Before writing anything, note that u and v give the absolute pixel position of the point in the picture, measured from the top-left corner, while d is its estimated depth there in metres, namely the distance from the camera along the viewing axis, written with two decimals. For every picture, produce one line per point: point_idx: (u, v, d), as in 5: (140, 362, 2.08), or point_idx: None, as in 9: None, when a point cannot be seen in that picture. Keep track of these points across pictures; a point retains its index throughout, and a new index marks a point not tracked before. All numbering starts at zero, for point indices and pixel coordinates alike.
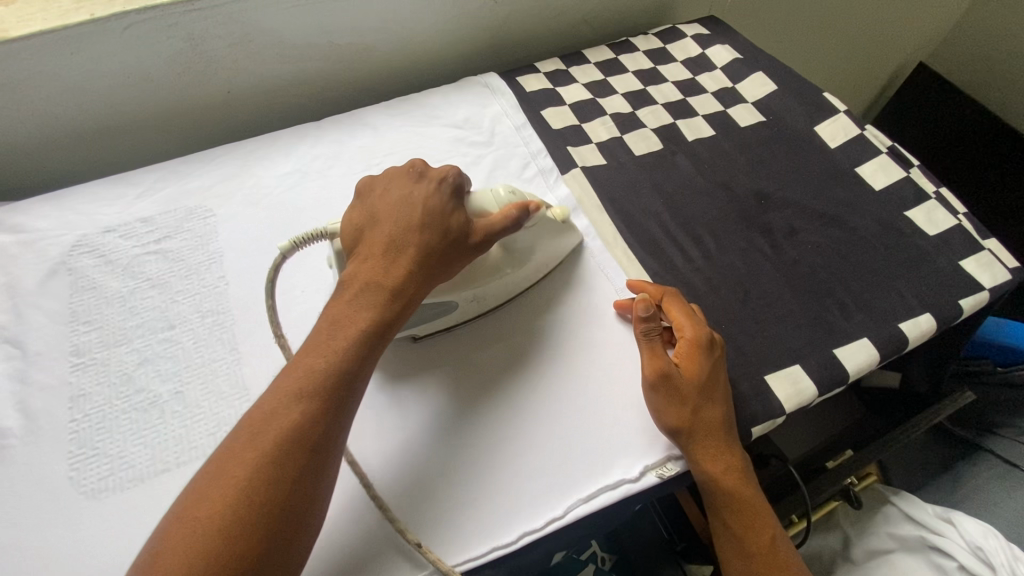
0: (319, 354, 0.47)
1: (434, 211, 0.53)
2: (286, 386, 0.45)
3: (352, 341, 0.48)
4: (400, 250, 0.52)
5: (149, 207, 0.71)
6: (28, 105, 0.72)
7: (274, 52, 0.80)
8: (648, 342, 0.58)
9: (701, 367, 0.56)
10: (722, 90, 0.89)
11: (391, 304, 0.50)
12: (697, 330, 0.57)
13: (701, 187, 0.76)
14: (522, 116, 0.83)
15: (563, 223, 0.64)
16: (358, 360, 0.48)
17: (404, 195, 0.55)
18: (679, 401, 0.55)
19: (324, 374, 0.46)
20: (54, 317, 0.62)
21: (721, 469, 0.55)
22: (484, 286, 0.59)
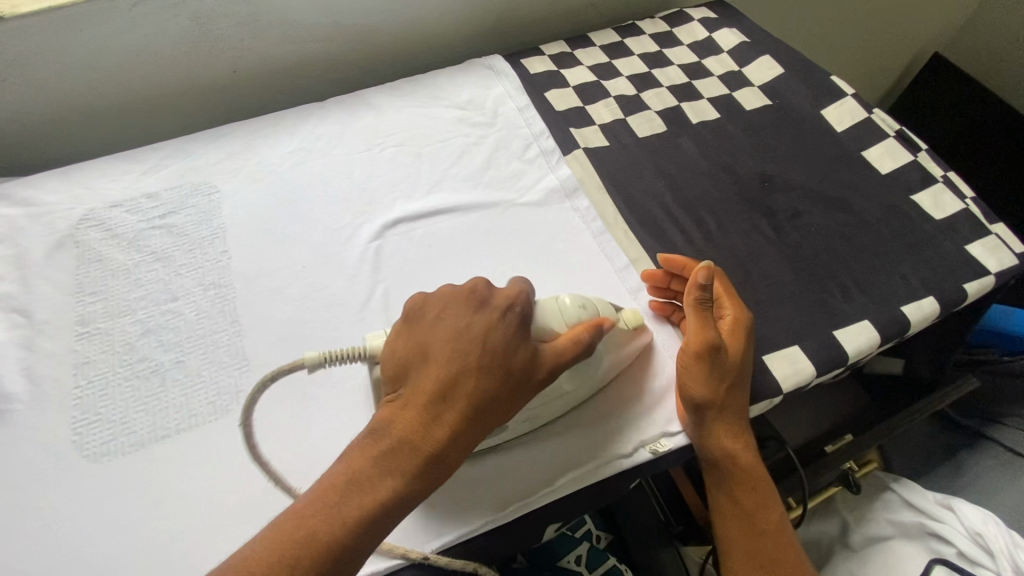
0: (324, 523, 0.40)
1: (494, 353, 0.46)
2: (281, 547, 0.39)
3: (370, 512, 0.41)
4: (445, 401, 0.44)
5: (154, 183, 0.72)
6: (37, 81, 0.73)
7: (280, 33, 0.80)
8: (699, 313, 0.56)
9: (743, 346, 0.56)
10: (728, 74, 0.88)
11: (419, 471, 0.43)
12: (740, 310, 0.58)
13: (704, 170, 0.76)
14: (526, 98, 0.83)
15: (636, 328, 0.58)
16: (367, 533, 0.41)
17: (458, 328, 0.47)
18: (721, 377, 0.54)
19: (329, 548, 0.39)
20: (61, 287, 0.63)
21: (737, 447, 0.56)
22: (537, 408, 0.52)
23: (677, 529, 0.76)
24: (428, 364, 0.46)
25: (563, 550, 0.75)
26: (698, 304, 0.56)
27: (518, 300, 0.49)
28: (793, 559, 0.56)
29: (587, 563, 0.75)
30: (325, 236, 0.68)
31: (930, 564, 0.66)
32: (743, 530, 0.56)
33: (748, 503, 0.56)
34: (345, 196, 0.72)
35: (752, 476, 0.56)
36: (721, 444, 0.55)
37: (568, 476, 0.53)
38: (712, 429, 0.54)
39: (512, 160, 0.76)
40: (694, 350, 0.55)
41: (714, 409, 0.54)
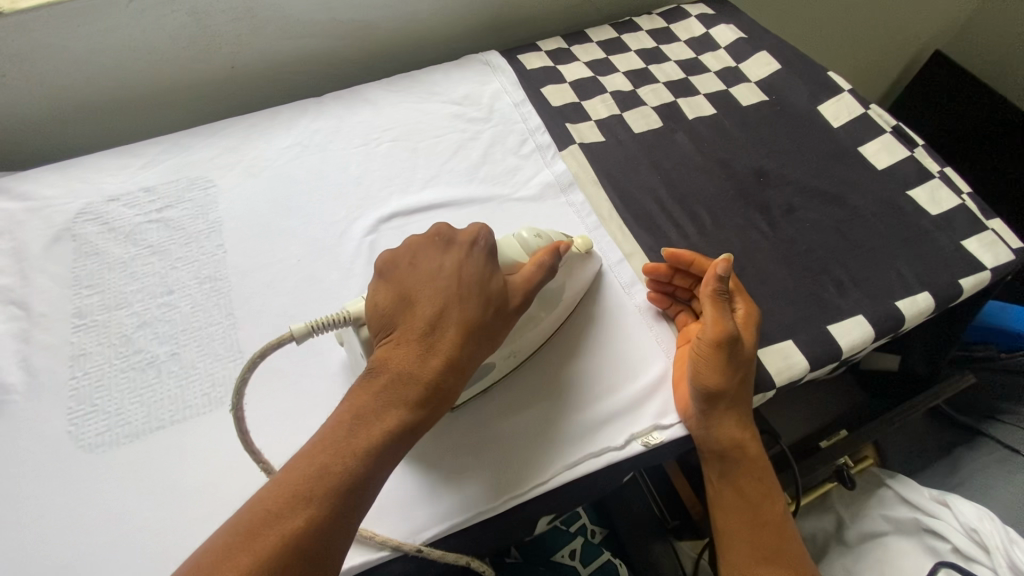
0: (333, 457, 0.42)
1: (471, 281, 0.49)
2: (291, 485, 0.40)
3: (379, 441, 0.43)
4: (437, 333, 0.47)
5: (151, 177, 0.72)
6: (36, 76, 0.73)
7: (277, 28, 0.81)
8: (717, 300, 0.56)
9: (753, 338, 0.57)
10: (725, 70, 0.88)
11: (422, 398, 0.45)
12: (748, 305, 0.59)
13: (699, 165, 0.76)
14: (522, 94, 0.83)
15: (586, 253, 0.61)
16: (378, 460, 0.43)
17: (434, 268, 0.50)
18: (733, 365, 0.54)
19: (341, 476, 0.41)
20: (59, 280, 0.63)
21: (741, 437, 0.55)
22: (521, 341, 0.55)
23: (672, 524, 0.76)
24: (411, 303, 0.48)
25: (558, 544, 0.76)
26: (716, 292, 0.56)
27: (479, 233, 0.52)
28: (795, 555, 0.54)
29: (581, 557, 0.75)
30: (320, 230, 0.68)
31: (935, 569, 0.65)
32: (744, 522, 0.55)
33: (749, 496, 0.56)
34: (341, 191, 0.72)
35: (755, 468, 0.56)
36: (728, 433, 0.55)
37: (558, 467, 0.53)
38: (717, 417, 0.54)
39: (508, 155, 0.77)
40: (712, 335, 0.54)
41: (723, 397, 0.53)
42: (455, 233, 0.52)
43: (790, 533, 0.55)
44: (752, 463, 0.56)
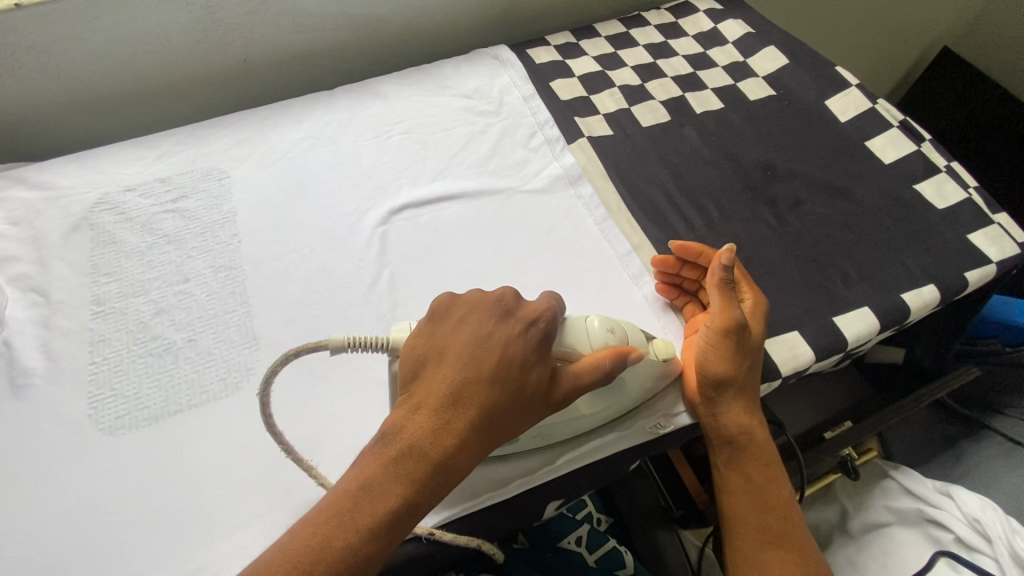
0: (338, 529, 0.41)
1: (510, 361, 0.47)
2: (292, 551, 0.40)
3: (382, 519, 0.42)
4: (459, 410, 0.45)
5: (167, 169, 0.73)
6: (53, 67, 0.75)
7: (290, 22, 0.82)
8: (724, 290, 0.56)
9: (762, 328, 0.58)
10: (732, 64, 0.88)
11: (431, 477, 0.44)
12: (756, 294, 0.60)
13: (707, 158, 0.76)
14: (531, 88, 0.84)
15: (665, 363, 0.55)
16: (378, 541, 0.41)
17: (479, 336, 0.47)
18: (739, 354, 0.55)
19: (339, 554, 0.40)
20: (78, 268, 0.64)
21: (750, 423, 0.57)
22: (552, 425, 0.51)
23: (677, 513, 0.77)
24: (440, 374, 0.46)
25: (563, 529, 0.75)
26: (722, 281, 0.56)
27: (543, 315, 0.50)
28: (802, 541, 0.55)
29: (587, 544, 0.75)
30: (333, 221, 0.70)
31: (934, 557, 0.66)
32: (752, 505, 0.56)
33: (757, 480, 0.57)
34: (353, 183, 0.73)
35: (762, 454, 0.57)
36: (734, 419, 0.56)
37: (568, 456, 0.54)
38: (726, 403, 0.55)
39: (517, 149, 0.77)
40: (716, 325, 0.55)
41: (730, 385, 0.55)
42: (520, 305, 0.50)
43: (797, 520, 0.56)
44: (759, 449, 0.57)
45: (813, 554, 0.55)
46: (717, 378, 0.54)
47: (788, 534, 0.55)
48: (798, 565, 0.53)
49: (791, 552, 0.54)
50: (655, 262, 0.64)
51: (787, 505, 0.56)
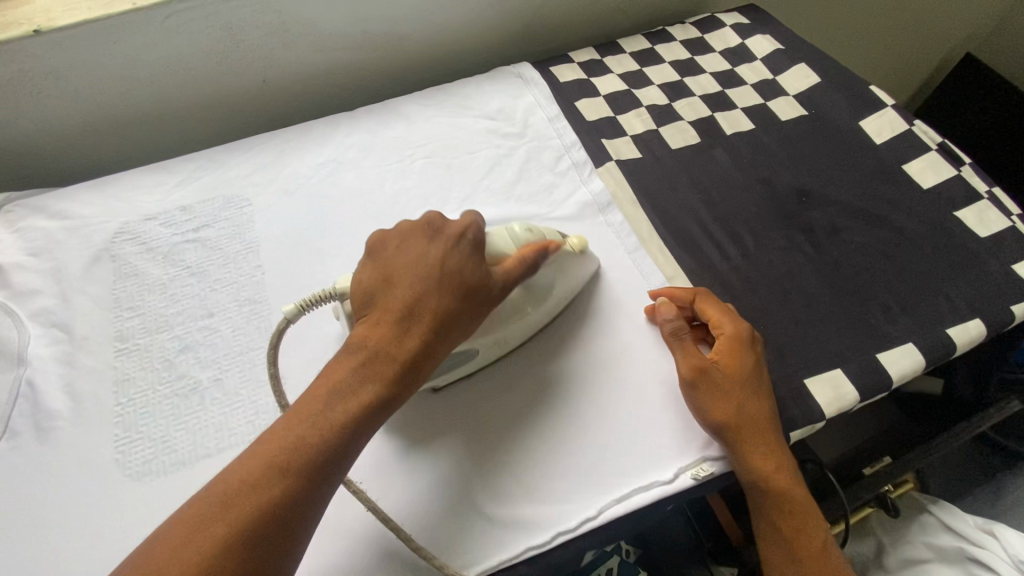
0: (312, 429, 0.43)
1: (455, 270, 0.50)
2: (267, 455, 0.42)
3: (350, 417, 0.44)
4: (415, 316, 0.48)
5: (187, 196, 0.72)
6: (71, 91, 0.73)
7: (309, 41, 0.80)
8: (680, 337, 0.58)
9: (743, 363, 0.56)
10: (761, 82, 0.86)
11: (397, 377, 0.46)
12: (737, 325, 0.57)
13: (739, 183, 0.74)
14: (556, 108, 0.82)
15: (582, 251, 0.61)
16: (351, 437, 0.44)
17: (421, 256, 0.50)
18: (718, 398, 0.55)
19: (314, 449, 0.43)
20: (100, 302, 0.63)
21: (774, 469, 0.54)
22: (507, 329, 0.56)
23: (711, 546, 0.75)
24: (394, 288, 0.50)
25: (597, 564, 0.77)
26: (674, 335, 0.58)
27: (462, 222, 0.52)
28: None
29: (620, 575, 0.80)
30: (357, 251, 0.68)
31: None
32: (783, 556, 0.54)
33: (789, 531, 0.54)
34: (377, 209, 0.72)
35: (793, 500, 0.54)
36: (752, 467, 0.53)
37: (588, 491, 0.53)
38: (737, 451, 0.54)
39: (543, 173, 0.76)
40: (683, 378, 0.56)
41: (725, 429, 0.54)
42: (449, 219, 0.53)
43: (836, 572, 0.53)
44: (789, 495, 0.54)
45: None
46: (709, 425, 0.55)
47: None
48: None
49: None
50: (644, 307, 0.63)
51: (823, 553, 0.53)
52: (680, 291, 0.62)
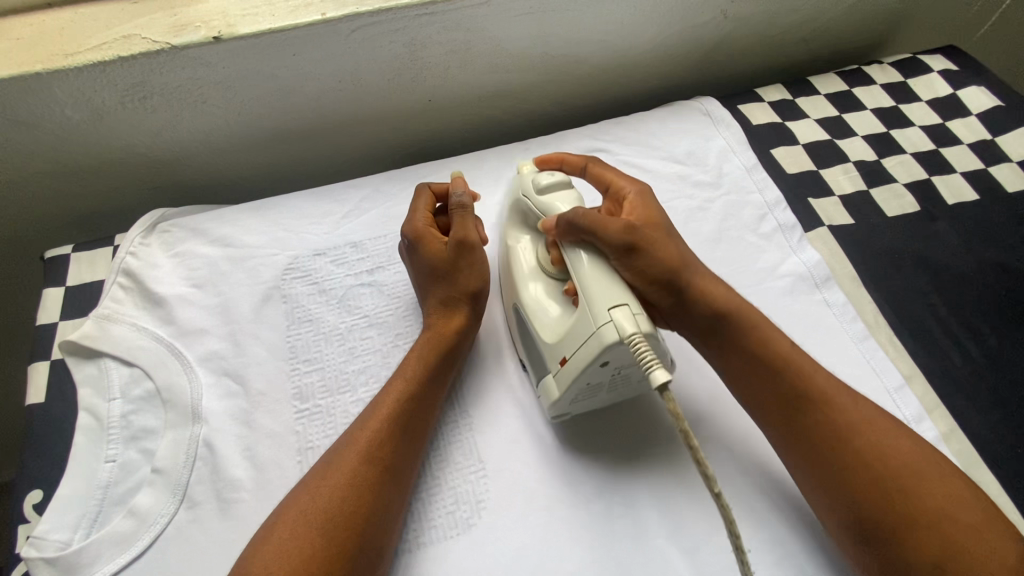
0: (411, 383, 0.52)
1: (444, 278, 0.56)
2: (392, 398, 0.51)
3: (417, 382, 0.52)
4: (449, 313, 0.56)
5: (357, 230, 0.65)
6: (236, 104, 0.66)
7: (487, 62, 0.72)
8: (587, 213, 0.51)
9: (650, 207, 0.57)
10: (981, 143, 0.76)
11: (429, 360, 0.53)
12: (632, 182, 0.59)
13: (970, 268, 0.66)
14: (752, 156, 0.73)
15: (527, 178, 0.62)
16: (419, 399, 0.52)
17: (436, 273, 0.57)
18: (652, 249, 0.52)
19: (415, 401, 0.51)
20: (274, 351, 0.57)
21: (726, 295, 0.53)
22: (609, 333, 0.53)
23: None
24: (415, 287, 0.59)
25: None
26: (573, 224, 0.51)
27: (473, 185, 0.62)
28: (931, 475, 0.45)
29: None
30: None
31: None
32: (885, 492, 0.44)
33: (823, 414, 0.48)
34: None
35: (762, 332, 0.52)
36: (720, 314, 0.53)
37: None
38: (690, 292, 0.53)
39: (745, 235, 0.67)
40: (613, 249, 0.51)
41: (673, 282, 0.52)
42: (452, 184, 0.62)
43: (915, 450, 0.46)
44: (778, 350, 0.51)
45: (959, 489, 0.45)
46: (653, 282, 0.52)
47: (912, 472, 0.45)
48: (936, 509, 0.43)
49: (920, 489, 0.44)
50: (552, 268, 0.56)
51: (925, 458, 0.46)
52: (570, 158, 0.62)
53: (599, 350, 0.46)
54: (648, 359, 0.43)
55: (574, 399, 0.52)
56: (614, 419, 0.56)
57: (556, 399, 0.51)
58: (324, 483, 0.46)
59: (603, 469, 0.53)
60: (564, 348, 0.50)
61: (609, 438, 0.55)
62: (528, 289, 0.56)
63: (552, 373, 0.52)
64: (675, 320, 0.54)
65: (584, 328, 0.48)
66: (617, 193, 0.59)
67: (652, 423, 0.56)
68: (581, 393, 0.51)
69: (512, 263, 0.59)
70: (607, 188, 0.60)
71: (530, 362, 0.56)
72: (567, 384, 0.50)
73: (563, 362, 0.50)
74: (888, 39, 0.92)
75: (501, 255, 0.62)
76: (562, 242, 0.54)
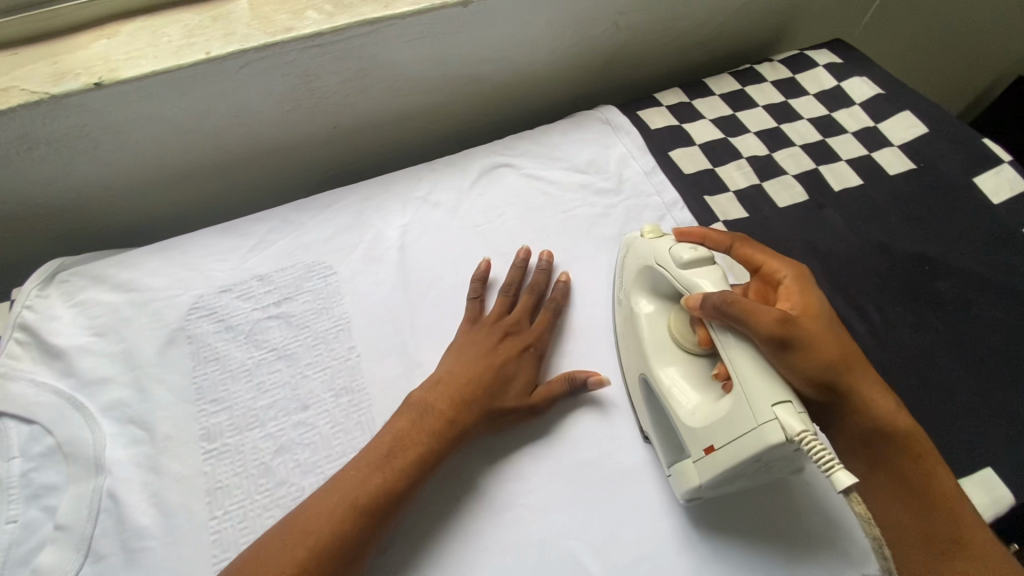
0: (414, 434, 0.52)
1: (513, 345, 0.60)
2: (386, 447, 0.51)
3: (415, 454, 0.51)
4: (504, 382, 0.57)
5: (264, 263, 0.66)
6: (131, 147, 0.66)
7: (387, 87, 0.73)
8: (736, 298, 0.48)
9: (817, 299, 0.53)
10: (864, 130, 0.81)
11: (439, 423, 0.53)
12: (791, 265, 0.56)
13: (856, 250, 0.70)
14: (650, 160, 0.76)
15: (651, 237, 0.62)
16: (425, 461, 0.52)
17: (496, 338, 0.60)
18: (809, 346, 0.47)
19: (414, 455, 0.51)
20: (180, 394, 0.57)
21: (889, 410, 0.49)
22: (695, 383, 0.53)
23: None
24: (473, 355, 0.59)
25: None
26: (723, 309, 0.48)
27: (541, 276, 0.65)
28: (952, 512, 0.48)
29: None
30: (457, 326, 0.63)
31: None
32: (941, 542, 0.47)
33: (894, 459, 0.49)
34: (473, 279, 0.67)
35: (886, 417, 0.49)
36: (869, 410, 0.49)
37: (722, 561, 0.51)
38: (847, 398, 0.49)
39: None
40: (768, 343, 0.47)
41: (834, 383, 0.48)
42: (515, 267, 0.66)
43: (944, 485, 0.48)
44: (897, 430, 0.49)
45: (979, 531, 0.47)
46: (811, 382, 0.47)
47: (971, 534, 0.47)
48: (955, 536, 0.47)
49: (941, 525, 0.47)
50: (699, 348, 0.54)
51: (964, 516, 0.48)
52: (718, 235, 0.59)
53: (761, 449, 0.43)
54: (822, 456, 0.40)
55: (710, 489, 0.49)
56: (768, 515, 0.53)
57: (697, 487, 0.49)
58: (307, 519, 0.47)
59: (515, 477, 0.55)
60: (712, 436, 0.47)
61: (760, 530, 0.52)
62: (663, 369, 0.54)
63: (694, 459, 0.49)
64: (830, 420, 0.51)
65: (743, 420, 0.45)
66: (771, 276, 0.56)
67: (828, 522, 0.53)
68: (723, 483, 0.48)
69: (637, 332, 0.58)
70: (757, 270, 0.58)
71: (660, 434, 0.54)
72: (712, 475, 0.47)
73: (709, 451, 0.47)
74: (779, 36, 0.97)
75: (621, 320, 0.62)
76: (709, 324, 0.50)
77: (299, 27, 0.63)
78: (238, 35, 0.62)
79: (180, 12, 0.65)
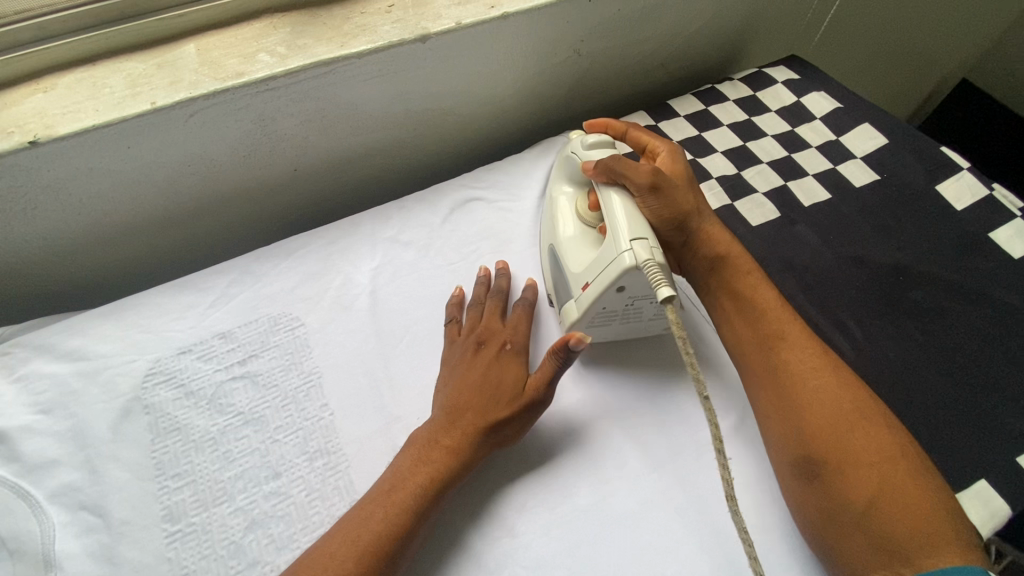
0: (416, 476, 0.50)
1: (495, 354, 0.57)
2: (389, 486, 0.49)
3: (417, 495, 0.49)
4: (493, 394, 0.54)
5: (225, 319, 0.62)
6: (74, 204, 0.61)
7: (348, 126, 0.70)
8: (622, 158, 0.58)
9: (683, 165, 0.63)
10: (827, 144, 0.82)
11: (440, 461, 0.51)
12: (670, 142, 0.66)
13: (831, 264, 0.70)
14: None
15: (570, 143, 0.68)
16: (427, 505, 0.49)
17: (473, 353, 0.57)
18: (670, 194, 0.58)
19: (418, 501, 0.49)
20: (138, 471, 0.52)
21: (731, 244, 0.61)
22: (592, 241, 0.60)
23: None
24: (464, 377, 0.56)
25: None
26: (610, 167, 0.57)
27: (503, 282, 0.64)
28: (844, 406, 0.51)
29: None
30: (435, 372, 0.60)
31: None
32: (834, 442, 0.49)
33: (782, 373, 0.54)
34: None
35: (744, 271, 0.59)
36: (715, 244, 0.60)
37: None
38: (694, 238, 0.60)
39: None
40: (639, 187, 0.57)
41: (683, 222, 0.59)
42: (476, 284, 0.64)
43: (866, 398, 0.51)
44: (737, 267, 0.60)
45: (911, 450, 0.49)
46: (666, 221, 0.59)
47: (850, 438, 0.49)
48: (878, 457, 0.48)
49: (867, 453, 0.48)
50: (590, 213, 0.61)
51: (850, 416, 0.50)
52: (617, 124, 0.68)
53: (617, 274, 0.51)
54: (656, 278, 0.48)
55: (593, 321, 0.57)
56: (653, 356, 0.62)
57: (575, 320, 0.56)
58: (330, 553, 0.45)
59: (503, 533, 0.51)
60: (588, 274, 0.55)
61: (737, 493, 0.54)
62: (562, 229, 0.62)
63: (574, 299, 0.57)
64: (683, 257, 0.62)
65: (607, 254, 0.53)
66: (653, 152, 0.66)
67: None
68: (598, 316, 0.56)
69: (553, 212, 0.64)
70: (643, 149, 0.67)
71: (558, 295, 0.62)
72: (585, 308, 0.55)
73: (585, 287, 0.55)
74: (736, 55, 0.98)
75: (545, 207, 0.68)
76: (597, 182, 0.59)
77: (251, 70, 0.61)
78: (185, 82, 0.59)
79: (121, 61, 0.62)
